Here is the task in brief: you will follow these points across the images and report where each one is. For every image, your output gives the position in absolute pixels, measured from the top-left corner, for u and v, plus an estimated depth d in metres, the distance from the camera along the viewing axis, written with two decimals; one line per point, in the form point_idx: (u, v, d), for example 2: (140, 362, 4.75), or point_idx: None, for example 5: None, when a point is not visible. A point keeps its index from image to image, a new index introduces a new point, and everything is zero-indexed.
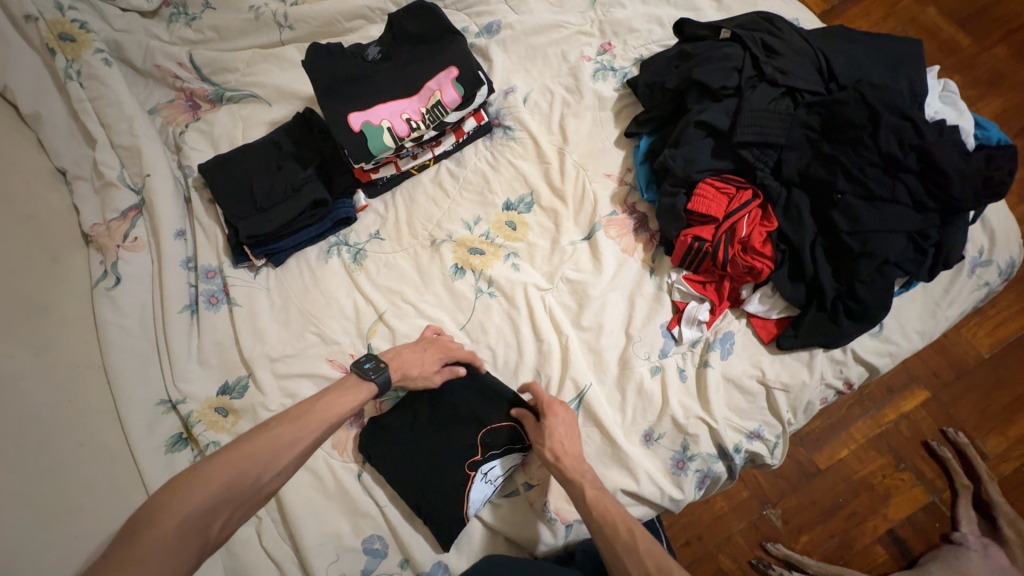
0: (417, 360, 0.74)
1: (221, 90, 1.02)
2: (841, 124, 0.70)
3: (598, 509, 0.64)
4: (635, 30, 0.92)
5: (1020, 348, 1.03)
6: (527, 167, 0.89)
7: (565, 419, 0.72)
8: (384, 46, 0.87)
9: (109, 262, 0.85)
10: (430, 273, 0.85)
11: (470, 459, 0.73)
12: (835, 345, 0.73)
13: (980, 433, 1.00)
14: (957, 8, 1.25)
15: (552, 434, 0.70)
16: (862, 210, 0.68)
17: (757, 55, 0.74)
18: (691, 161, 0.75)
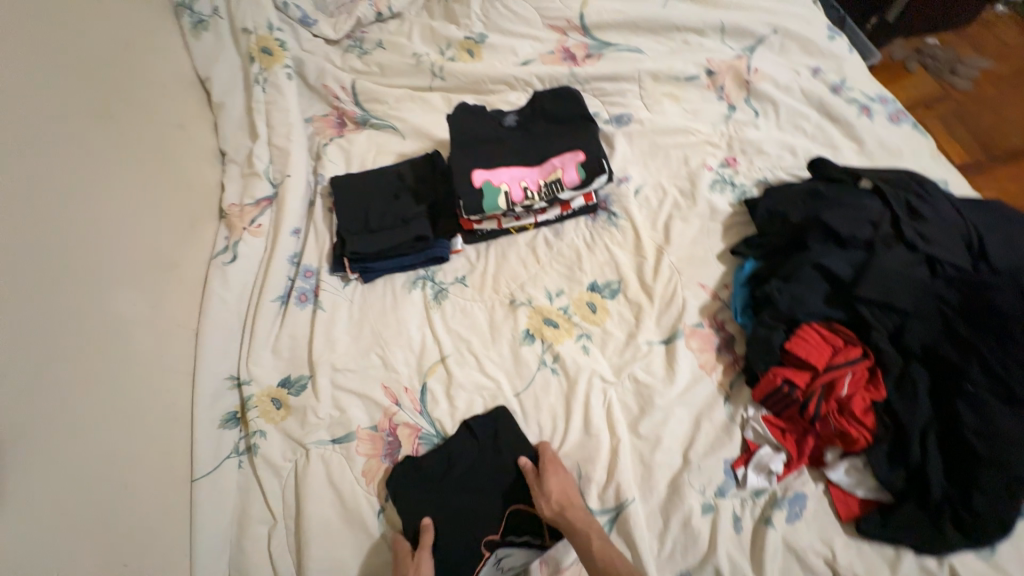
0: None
1: (368, 117, 1.15)
2: (986, 311, 0.63)
3: (604, 560, 0.63)
4: (765, 153, 0.91)
5: None
6: (622, 255, 0.90)
7: (566, 474, 0.72)
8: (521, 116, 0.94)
9: (232, 240, 0.96)
10: (500, 330, 0.87)
11: (489, 535, 0.72)
12: (930, 551, 0.62)
13: None
14: None
15: (559, 486, 0.70)
16: (995, 412, 0.60)
17: (898, 215, 0.71)
18: (798, 300, 0.71)
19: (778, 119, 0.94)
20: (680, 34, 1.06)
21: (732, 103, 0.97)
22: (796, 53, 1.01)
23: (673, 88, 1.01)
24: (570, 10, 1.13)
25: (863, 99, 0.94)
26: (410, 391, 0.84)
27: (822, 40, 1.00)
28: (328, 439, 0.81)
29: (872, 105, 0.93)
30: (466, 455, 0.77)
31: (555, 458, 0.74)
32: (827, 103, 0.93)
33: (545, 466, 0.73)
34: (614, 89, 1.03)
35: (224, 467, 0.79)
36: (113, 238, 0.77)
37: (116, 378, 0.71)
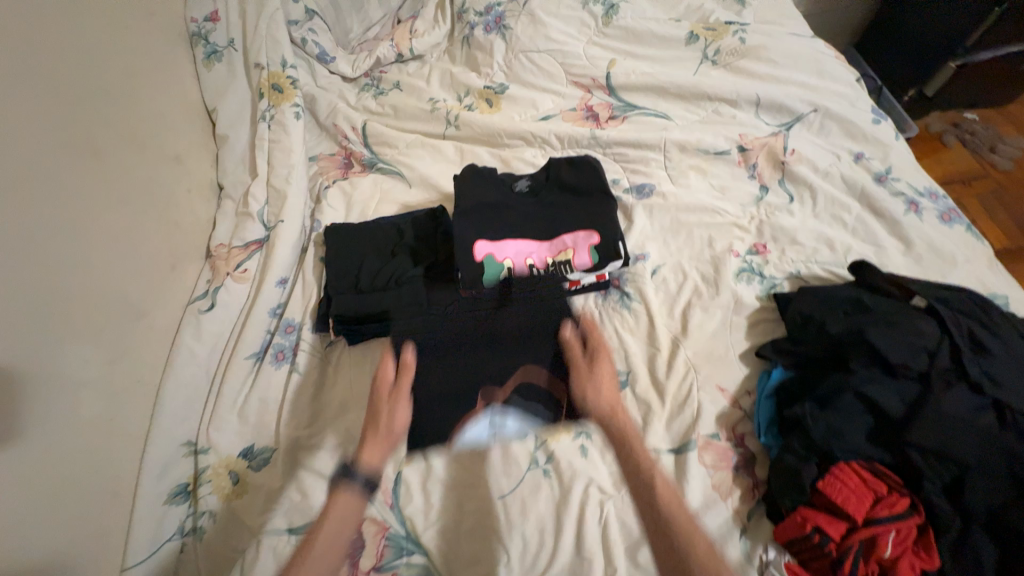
0: (392, 421, 0.74)
1: (375, 160, 1.09)
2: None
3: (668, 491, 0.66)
4: (799, 243, 0.83)
5: None
6: (633, 343, 0.81)
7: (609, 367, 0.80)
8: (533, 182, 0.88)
9: (213, 285, 0.89)
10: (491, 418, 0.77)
11: (488, 390, 0.78)
12: None
13: None
14: None
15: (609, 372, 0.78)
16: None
17: (960, 347, 0.61)
18: (836, 431, 0.61)
19: (815, 206, 0.86)
20: (712, 103, 0.99)
21: (763, 184, 0.90)
22: (837, 135, 0.93)
23: (700, 160, 0.94)
24: (597, 68, 1.07)
25: (910, 193, 0.85)
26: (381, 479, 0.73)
27: (866, 123, 0.92)
28: (283, 528, 0.70)
29: (921, 200, 0.84)
30: (461, 417, 0.76)
31: (629, 421, 0.74)
32: (870, 194, 0.85)
33: (620, 435, 0.73)
34: (636, 155, 0.96)
35: (163, 552, 0.70)
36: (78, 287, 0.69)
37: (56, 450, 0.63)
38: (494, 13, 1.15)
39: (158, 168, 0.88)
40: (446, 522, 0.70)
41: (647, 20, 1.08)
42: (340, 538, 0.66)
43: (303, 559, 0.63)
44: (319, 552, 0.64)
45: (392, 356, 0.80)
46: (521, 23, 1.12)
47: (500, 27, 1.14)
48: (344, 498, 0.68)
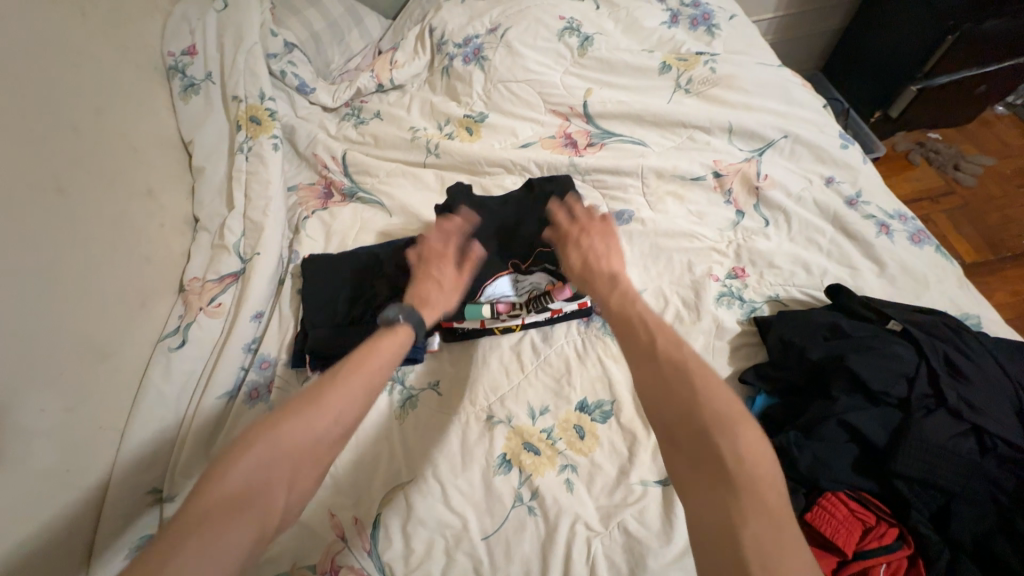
0: (434, 287, 0.75)
1: (356, 189, 1.09)
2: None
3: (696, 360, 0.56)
4: (776, 267, 0.84)
5: None
6: (616, 371, 0.80)
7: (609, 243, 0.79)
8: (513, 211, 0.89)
9: (185, 321, 0.86)
10: (473, 454, 0.75)
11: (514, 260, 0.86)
12: None
13: None
14: None
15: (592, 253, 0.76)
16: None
17: (937, 372, 0.62)
18: (822, 463, 0.60)
19: (790, 229, 0.88)
20: (686, 130, 1.02)
21: (739, 209, 0.91)
22: (808, 159, 0.96)
23: (677, 186, 0.95)
24: (574, 97, 1.09)
25: (881, 216, 0.87)
26: (359, 523, 0.71)
27: (835, 148, 0.95)
28: None
29: (891, 222, 0.86)
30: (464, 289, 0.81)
31: (675, 336, 0.60)
32: (842, 217, 0.86)
33: (670, 342, 0.58)
34: (614, 182, 0.97)
35: None
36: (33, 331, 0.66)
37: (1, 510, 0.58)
38: (472, 45, 1.17)
39: (128, 203, 0.86)
40: (427, 568, 0.67)
41: (621, 51, 1.11)
42: (348, 398, 0.58)
43: (267, 440, 0.52)
44: (225, 492, 0.48)
45: (447, 220, 0.83)
46: (499, 53, 1.14)
47: (479, 58, 1.16)
48: (389, 338, 0.66)
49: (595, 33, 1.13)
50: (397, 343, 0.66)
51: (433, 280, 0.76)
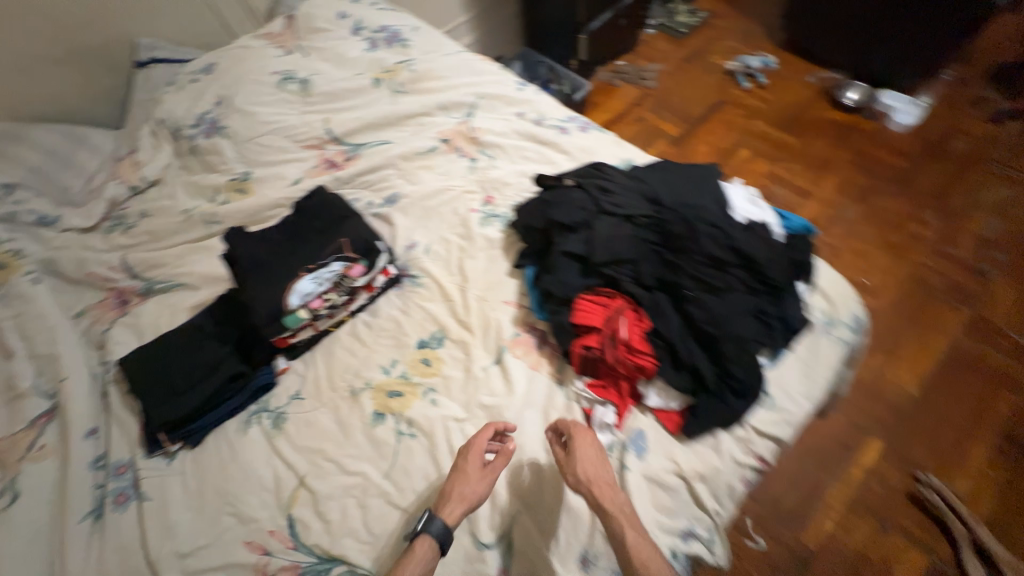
0: (463, 484, 0.74)
1: (152, 284, 1.12)
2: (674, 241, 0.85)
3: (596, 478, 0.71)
4: (509, 184, 1.13)
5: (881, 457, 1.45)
6: (435, 306, 1.00)
7: (595, 445, 0.75)
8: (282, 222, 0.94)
9: (7, 479, 0.82)
10: (462, 467, 0.76)
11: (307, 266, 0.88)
12: (732, 422, 0.78)
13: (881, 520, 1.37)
14: (812, 190, 2.07)
15: (589, 455, 0.73)
16: (714, 312, 0.78)
17: (595, 196, 0.91)
18: (565, 283, 0.87)
19: (509, 156, 1.18)
20: (414, 120, 1.28)
21: (471, 157, 1.19)
22: (502, 107, 1.28)
23: (424, 161, 1.20)
24: (318, 129, 1.28)
25: (559, 123, 1.23)
26: (277, 531, 0.78)
27: (514, 93, 1.30)
28: None
29: (566, 125, 1.23)
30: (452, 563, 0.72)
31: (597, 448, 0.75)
32: (535, 133, 1.20)
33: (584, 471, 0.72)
34: (377, 178, 1.19)
35: None
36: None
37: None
38: (207, 120, 1.27)
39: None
40: (350, 524, 0.78)
41: (338, 82, 1.33)
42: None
43: None
44: None
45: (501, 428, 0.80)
46: (235, 119, 1.26)
47: (218, 128, 1.26)
48: (424, 547, 0.70)
49: (311, 75, 1.33)
50: (423, 560, 0.69)
51: (457, 480, 0.75)
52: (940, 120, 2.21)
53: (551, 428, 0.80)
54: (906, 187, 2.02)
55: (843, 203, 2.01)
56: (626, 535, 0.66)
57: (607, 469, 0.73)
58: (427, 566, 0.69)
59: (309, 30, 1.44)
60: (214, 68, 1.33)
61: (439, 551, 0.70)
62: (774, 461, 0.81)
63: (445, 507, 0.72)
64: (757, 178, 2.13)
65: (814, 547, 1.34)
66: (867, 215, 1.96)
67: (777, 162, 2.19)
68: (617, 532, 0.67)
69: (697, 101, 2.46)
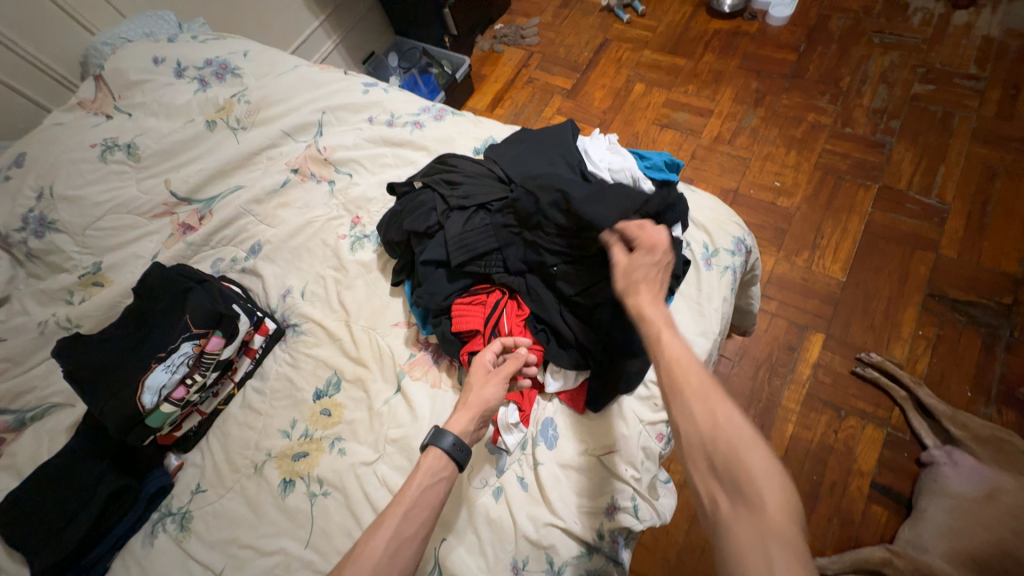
0: (478, 390, 0.73)
1: (23, 414, 1.01)
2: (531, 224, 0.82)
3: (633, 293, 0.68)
4: (373, 198, 1.06)
5: (825, 350, 1.49)
6: (323, 350, 0.94)
7: (652, 263, 0.70)
8: (129, 315, 0.86)
9: None
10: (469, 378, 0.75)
11: (156, 356, 0.81)
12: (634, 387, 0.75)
13: (840, 408, 1.41)
14: (713, 105, 2.03)
15: (639, 273, 0.69)
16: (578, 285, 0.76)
17: (443, 192, 0.86)
18: (435, 293, 0.83)
19: (368, 168, 1.11)
20: (262, 155, 1.18)
21: (328, 179, 1.11)
22: (350, 115, 1.19)
23: (280, 197, 1.11)
24: (160, 194, 1.16)
25: (412, 117, 1.15)
26: None
27: (360, 97, 1.20)
28: None
29: (420, 118, 1.15)
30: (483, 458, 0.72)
31: (654, 270, 0.69)
32: (388, 136, 1.12)
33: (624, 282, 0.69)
34: (233, 231, 1.09)
35: None
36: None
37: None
38: (32, 218, 1.12)
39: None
40: None
41: (168, 136, 1.20)
42: (401, 527, 0.63)
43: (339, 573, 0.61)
44: None
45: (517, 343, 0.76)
46: (63, 209, 1.13)
47: (48, 225, 1.12)
48: (434, 455, 0.69)
49: (135, 137, 1.20)
50: (434, 471, 0.68)
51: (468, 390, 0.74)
52: (817, 3, 2.19)
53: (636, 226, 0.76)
54: (798, 79, 2.01)
55: (744, 111, 1.99)
56: (662, 335, 0.62)
57: (657, 293, 0.69)
58: (437, 475, 0.67)
59: (125, 85, 1.27)
60: (24, 158, 1.17)
61: (450, 461, 0.69)
62: None
63: (460, 423, 0.71)
64: (658, 108, 2.09)
65: (782, 453, 1.37)
66: (766, 118, 1.95)
67: (675, 83, 2.14)
68: (655, 334, 0.63)
69: (582, 45, 2.36)
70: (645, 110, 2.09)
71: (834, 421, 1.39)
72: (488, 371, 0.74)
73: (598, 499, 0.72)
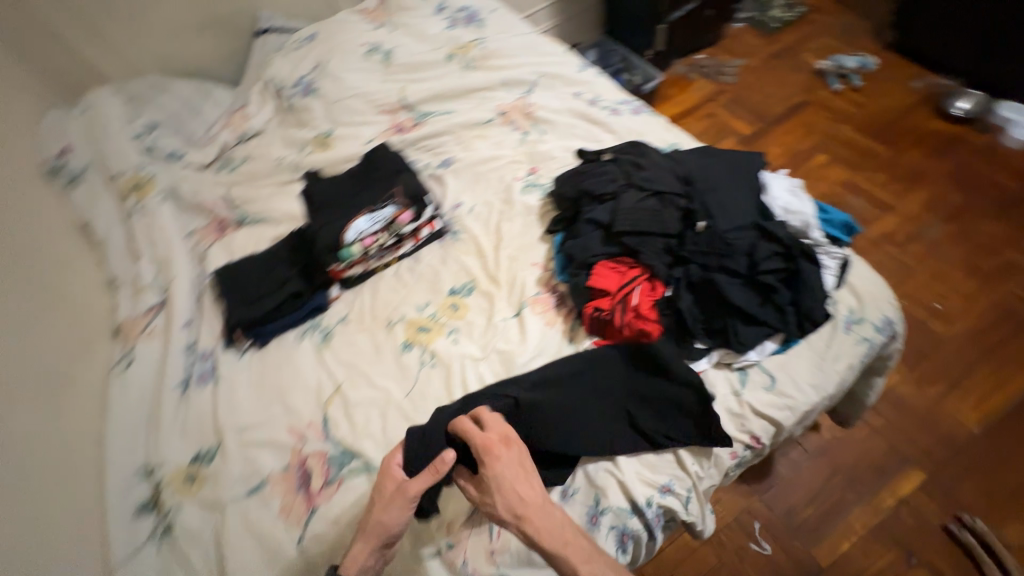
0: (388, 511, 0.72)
1: (245, 216, 1.33)
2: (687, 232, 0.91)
3: (512, 495, 0.69)
4: (555, 157, 1.21)
5: (921, 492, 1.35)
6: (469, 260, 1.11)
7: (506, 469, 0.71)
8: (352, 173, 1.11)
9: (129, 349, 1.05)
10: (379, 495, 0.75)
11: (361, 211, 1.10)
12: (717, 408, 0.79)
13: (912, 555, 1.27)
14: (897, 203, 1.89)
15: (508, 484, 0.70)
16: (685, 298, 0.84)
17: (628, 169, 0.97)
18: (586, 248, 0.93)
19: (559, 131, 1.26)
20: (478, 93, 1.39)
21: (524, 129, 1.28)
22: (560, 85, 1.36)
23: (480, 131, 1.31)
24: (392, 96, 1.43)
25: (612, 105, 1.29)
26: (313, 424, 0.94)
27: (574, 73, 1.37)
28: (244, 492, 0.87)
29: (619, 108, 1.28)
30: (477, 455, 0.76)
31: (523, 475, 0.71)
32: (587, 113, 1.26)
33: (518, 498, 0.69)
34: (436, 143, 1.31)
35: (144, 553, 0.82)
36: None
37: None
38: (303, 83, 1.46)
39: (37, 267, 1.02)
40: (371, 427, 0.91)
41: (416, 55, 1.47)
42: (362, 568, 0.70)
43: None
44: None
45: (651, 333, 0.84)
46: (326, 82, 1.44)
47: (311, 90, 1.44)
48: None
49: (393, 47, 1.48)
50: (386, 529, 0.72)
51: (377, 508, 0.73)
52: None
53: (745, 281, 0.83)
54: (1012, 211, 1.79)
55: (930, 220, 1.82)
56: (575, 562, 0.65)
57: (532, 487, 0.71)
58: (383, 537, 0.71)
59: (399, 8, 1.57)
60: (314, 36, 1.52)
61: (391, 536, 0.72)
62: (767, 442, 0.83)
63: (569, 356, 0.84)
64: (834, 184, 1.99)
65: (825, 564, 1.29)
66: (955, 237, 1.77)
67: (863, 167, 2.01)
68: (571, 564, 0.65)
69: (776, 99, 2.32)
70: (818, 181, 2.00)
71: (898, 563, 1.27)
72: (398, 494, 0.73)
73: (657, 475, 0.78)
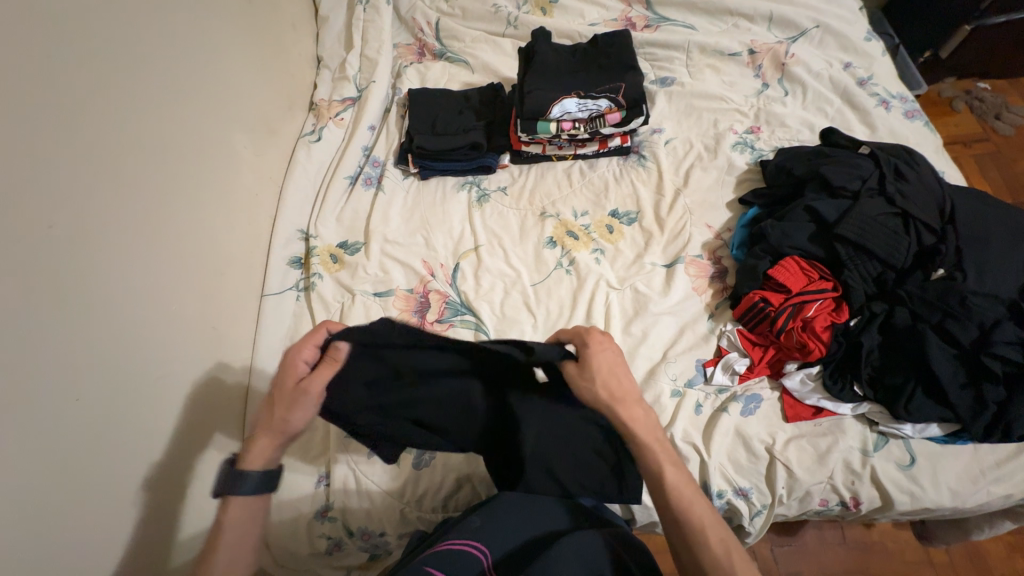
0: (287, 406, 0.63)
1: (445, 51, 1.31)
2: (913, 272, 0.81)
3: (609, 392, 0.61)
4: (786, 125, 1.06)
5: None
6: (644, 191, 1.03)
7: (611, 358, 0.63)
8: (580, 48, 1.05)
9: (318, 126, 1.13)
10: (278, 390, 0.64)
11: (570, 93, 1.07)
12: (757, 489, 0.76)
13: None
14: None
15: (608, 378, 0.62)
16: (872, 339, 0.77)
17: (885, 175, 0.87)
18: (787, 235, 0.85)
19: (804, 100, 1.09)
20: (733, 20, 1.21)
21: (765, 82, 1.12)
22: (832, 48, 1.16)
23: (716, 61, 1.16)
24: None
25: (884, 95, 1.08)
26: (444, 267, 0.99)
27: (859, 39, 1.15)
28: (371, 292, 0.95)
29: (891, 101, 1.07)
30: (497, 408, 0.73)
31: (624, 374, 0.63)
32: (850, 93, 1.07)
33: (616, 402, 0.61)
34: (663, 54, 1.17)
35: (287, 295, 0.95)
36: (227, 93, 0.92)
37: (217, 193, 0.85)
38: None
39: (270, 18, 1.10)
40: (491, 295, 0.94)
41: None
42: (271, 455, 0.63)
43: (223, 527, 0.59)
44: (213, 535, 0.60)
45: (791, 368, 0.81)
46: None
47: None
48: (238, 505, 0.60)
49: None
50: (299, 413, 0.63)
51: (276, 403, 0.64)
52: None
53: (960, 352, 0.73)
54: None
55: None
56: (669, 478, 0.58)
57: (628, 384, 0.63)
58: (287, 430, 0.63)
59: None
60: None
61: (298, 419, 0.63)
62: (864, 512, 0.76)
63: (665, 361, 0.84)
64: None
65: None
66: None
67: None
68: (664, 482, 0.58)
69: None
70: None
71: None
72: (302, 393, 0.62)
73: (738, 478, 0.76)
